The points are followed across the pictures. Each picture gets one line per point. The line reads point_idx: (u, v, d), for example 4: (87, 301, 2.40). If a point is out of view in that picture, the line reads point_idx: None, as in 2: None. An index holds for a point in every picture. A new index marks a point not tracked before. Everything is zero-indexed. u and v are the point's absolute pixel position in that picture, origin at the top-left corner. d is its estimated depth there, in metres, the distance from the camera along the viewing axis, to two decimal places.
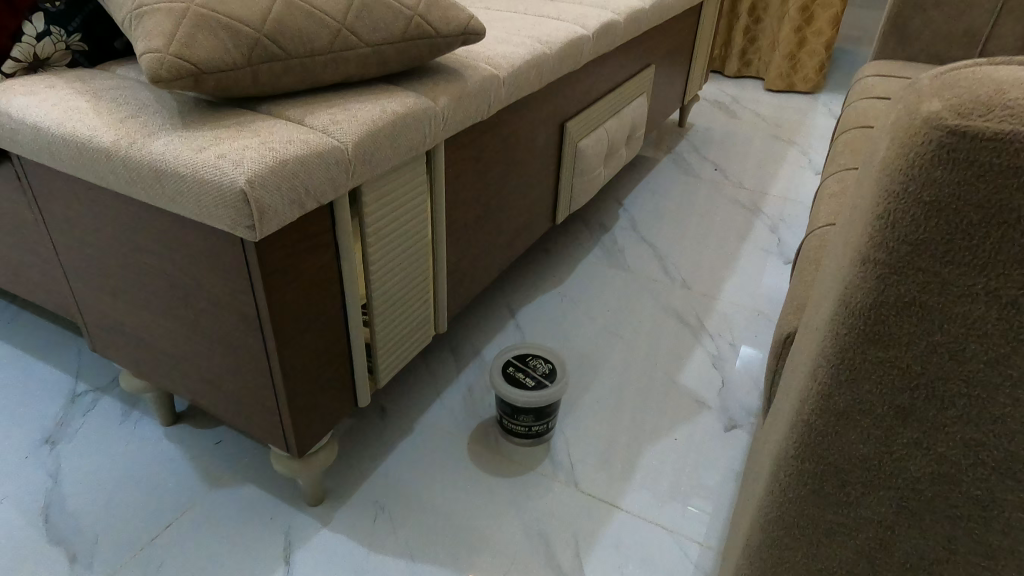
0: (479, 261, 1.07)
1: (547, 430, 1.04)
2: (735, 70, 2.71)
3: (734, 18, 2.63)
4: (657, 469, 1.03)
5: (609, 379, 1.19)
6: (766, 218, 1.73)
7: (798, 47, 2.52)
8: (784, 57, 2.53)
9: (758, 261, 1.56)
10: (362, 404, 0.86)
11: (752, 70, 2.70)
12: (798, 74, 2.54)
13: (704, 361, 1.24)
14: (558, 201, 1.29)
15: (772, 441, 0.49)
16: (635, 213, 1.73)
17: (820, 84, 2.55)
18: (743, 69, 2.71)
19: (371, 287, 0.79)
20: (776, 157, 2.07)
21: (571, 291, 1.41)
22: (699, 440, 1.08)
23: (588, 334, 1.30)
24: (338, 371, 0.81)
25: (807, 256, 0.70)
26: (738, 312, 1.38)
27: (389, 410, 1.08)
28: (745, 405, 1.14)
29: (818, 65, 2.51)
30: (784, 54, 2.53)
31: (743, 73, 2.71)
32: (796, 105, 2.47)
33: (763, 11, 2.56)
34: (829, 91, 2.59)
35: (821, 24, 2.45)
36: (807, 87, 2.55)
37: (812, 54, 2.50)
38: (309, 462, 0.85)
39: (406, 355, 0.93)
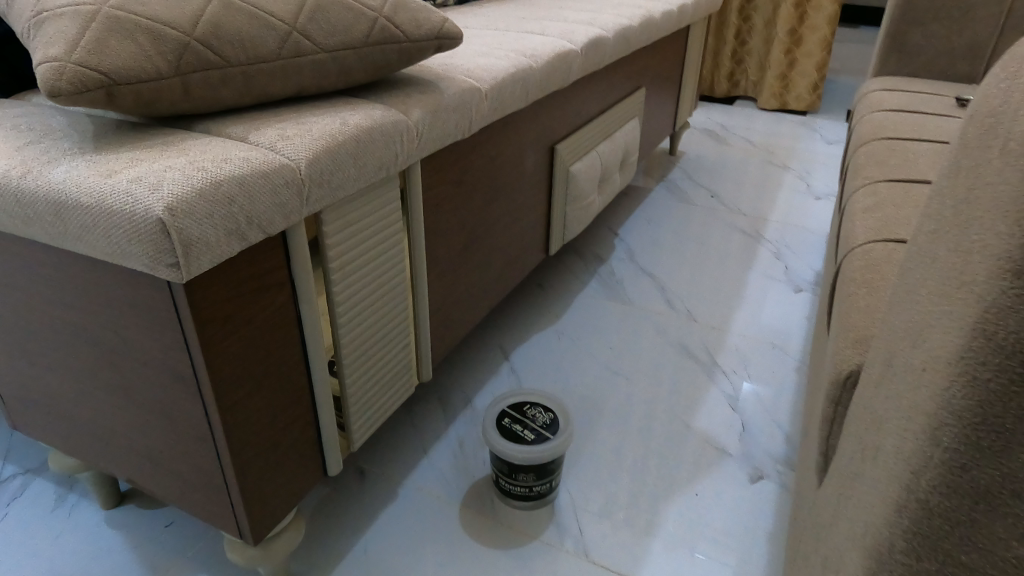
0: (465, 299, 0.95)
1: (551, 489, 0.91)
2: (724, 91, 2.67)
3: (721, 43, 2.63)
4: (677, 528, 0.90)
5: (618, 425, 1.07)
6: (770, 244, 1.64)
7: (789, 68, 2.50)
8: (777, 78, 2.51)
9: (767, 289, 1.45)
10: (335, 472, 0.73)
11: (740, 91, 2.68)
12: (791, 93, 2.52)
13: (719, 401, 1.12)
14: (551, 232, 1.18)
15: (859, 524, 0.36)
16: (632, 243, 1.63)
17: (813, 104, 2.51)
18: (731, 90, 2.68)
19: (339, 334, 0.67)
20: (773, 182, 1.99)
21: (568, 328, 1.30)
22: (723, 493, 0.95)
23: (590, 375, 1.18)
24: (302, 436, 0.68)
25: (854, 275, 0.59)
26: (751, 345, 1.26)
27: (368, 474, 0.95)
28: (770, 450, 1.02)
29: (810, 84, 2.47)
30: (776, 75, 2.50)
31: (732, 94, 2.69)
32: (789, 129, 2.41)
33: (750, 33, 2.56)
34: (821, 114, 2.55)
35: (810, 46, 2.43)
36: (802, 106, 2.51)
37: (803, 74, 2.47)
38: (271, 547, 0.72)
39: (386, 412, 0.80)
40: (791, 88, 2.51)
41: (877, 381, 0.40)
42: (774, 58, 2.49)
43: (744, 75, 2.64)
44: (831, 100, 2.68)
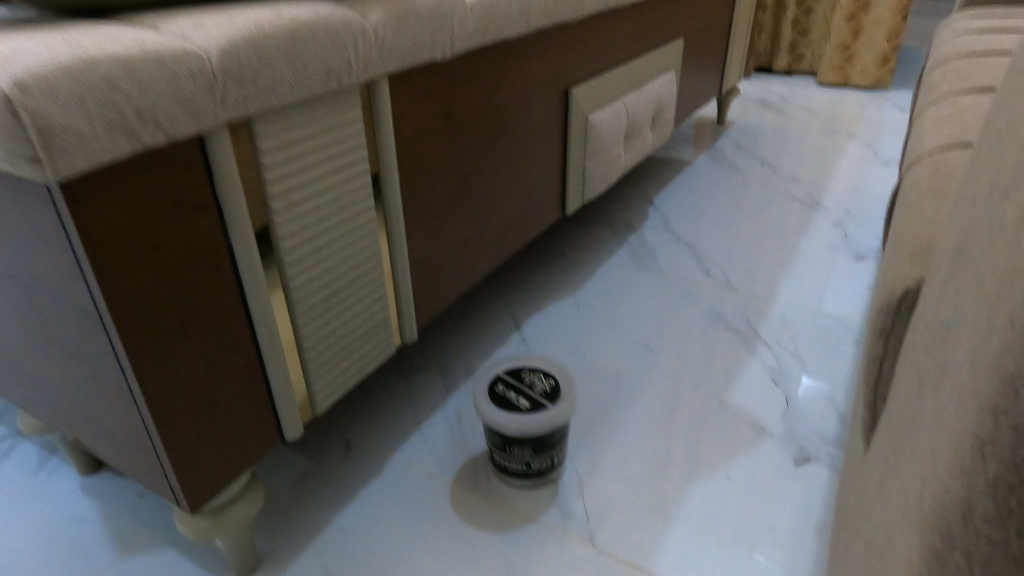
0: (460, 253, 0.85)
1: (552, 467, 0.79)
2: (785, 65, 2.48)
3: (781, 12, 2.42)
4: (703, 514, 0.77)
5: (640, 401, 0.94)
6: (827, 211, 1.47)
7: (854, 39, 2.26)
8: (838, 50, 2.28)
9: (822, 257, 1.29)
10: (292, 438, 0.65)
11: (804, 65, 2.47)
12: (855, 68, 2.28)
13: (760, 375, 0.97)
14: (567, 190, 1.07)
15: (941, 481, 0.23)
16: (668, 211, 1.49)
17: (883, 80, 2.26)
18: (794, 63, 2.47)
19: (286, 274, 0.58)
20: (833, 149, 1.80)
21: (590, 298, 1.17)
22: (760, 476, 0.81)
23: (611, 346, 1.06)
24: (245, 390, 0.59)
25: (920, 183, 0.45)
26: (801, 316, 1.11)
27: (354, 448, 0.85)
28: (820, 430, 0.87)
29: (879, 57, 2.23)
30: (838, 45, 2.28)
31: (795, 68, 2.48)
32: (854, 100, 2.18)
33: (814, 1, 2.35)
34: (895, 86, 2.31)
35: (879, 11, 2.19)
36: (867, 83, 2.28)
37: (870, 46, 2.24)
38: (219, 520, 0.61)
39: (359, 375, 0.72)
40: (855, 62, 2.27)
41: (947, 280, 0.27)
42: (837, 29, 2.27)
43: (807, 48, 2.43)
44: (903, 71, 2.43)
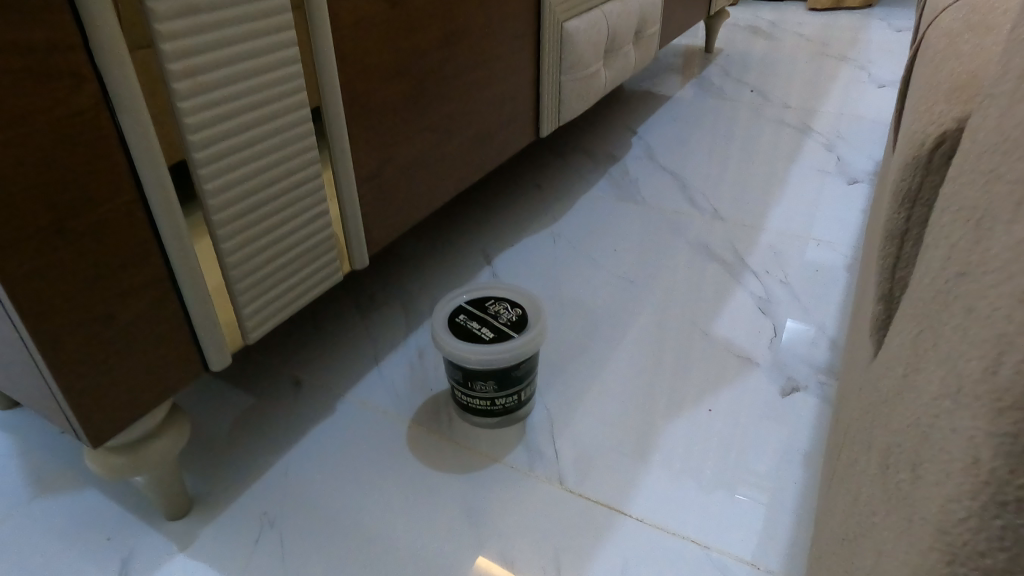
0: (418, 169, 0.76)
1: (519, 404, 0.73)
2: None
3: None
4: (683, 451, 0.71)
5: (618, 333, 0.88)
6: (819, 136, 1.39)
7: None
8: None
9: (813, 184, 1.22)
10: (218, 369, 0.57)
11: None
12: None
13: (747, 304, 0.92)
14: (541, 109, 0.98)
15: None
16: (651, 141, 1.40)
17: None
18: None
19: (197, 173, 0.49)
20: (825, 74, 1.71)
21: (566, 231, 1.09)
22: (744, 409, 0.75)
23: (588, 278, 0.99)
24: (156, 310, 0.51)
25: (950, 29, 0.36)
26: (790, 243, 1.05)
27: (304, 385, 0.78)
28: (808, 359, 0.82)
29: None
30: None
31: None
32: (847, 23, 2.08)
33: None
34: (887, 8, 2.21)
35: None
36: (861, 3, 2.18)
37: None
38: (138, 455, 0.55)
39: (298, 302, 0.64)
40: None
41: None
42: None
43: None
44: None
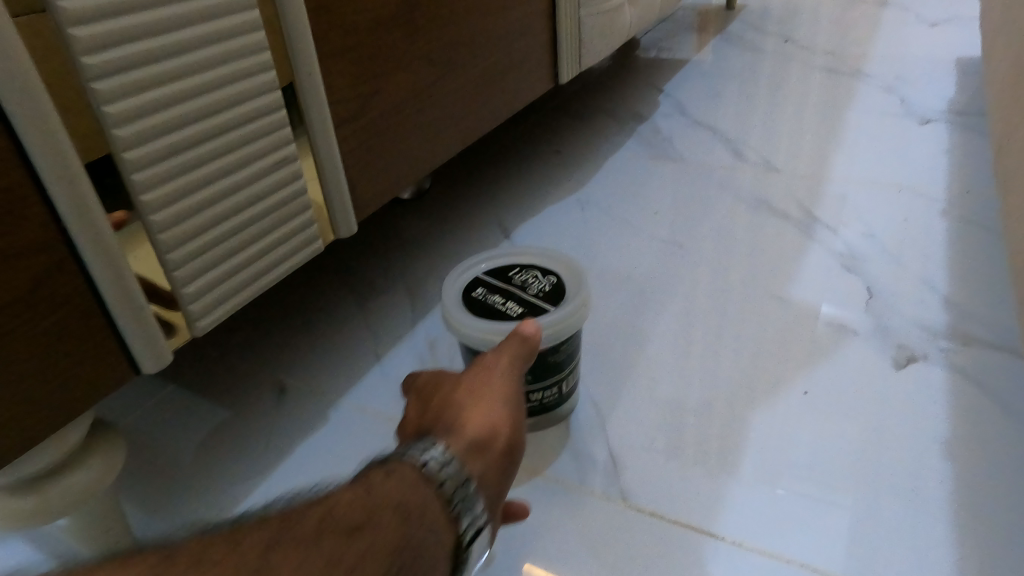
0: (414, 112, 0.60)
1: (559, 401, 0.57)
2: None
3: None
4: (780, 447, 0.55)
5: (673, 305, 0.72)
6: (874, 78, 1.22)
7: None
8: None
9: (878, 126, 1.05)
10: (150, 371, 0.42)
11: None
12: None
13: (829, 262, 0.76)
14: (558, 50, 0.82)
15: None
16: (682, 97, 1.24)
17: None
18: None
19: (90, 88, 0.34)
20: (866, 18, 1.53)
21: (597, 195, 0.94)
22: (850, 387, 0.60)
23: (629, 244, 0.83)
24: (49, 291, 0.36)
25: None
26: (865, 191, 0.88)
27: (291, 390, 0.63)
28: (920, 322, 0.66)
29: None
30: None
31: None
32: None
33: None
34: None
35: None
36: None
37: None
38: (44, 494, 0.40)
39: (263, 280, 0.49)
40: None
41: None
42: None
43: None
44: None
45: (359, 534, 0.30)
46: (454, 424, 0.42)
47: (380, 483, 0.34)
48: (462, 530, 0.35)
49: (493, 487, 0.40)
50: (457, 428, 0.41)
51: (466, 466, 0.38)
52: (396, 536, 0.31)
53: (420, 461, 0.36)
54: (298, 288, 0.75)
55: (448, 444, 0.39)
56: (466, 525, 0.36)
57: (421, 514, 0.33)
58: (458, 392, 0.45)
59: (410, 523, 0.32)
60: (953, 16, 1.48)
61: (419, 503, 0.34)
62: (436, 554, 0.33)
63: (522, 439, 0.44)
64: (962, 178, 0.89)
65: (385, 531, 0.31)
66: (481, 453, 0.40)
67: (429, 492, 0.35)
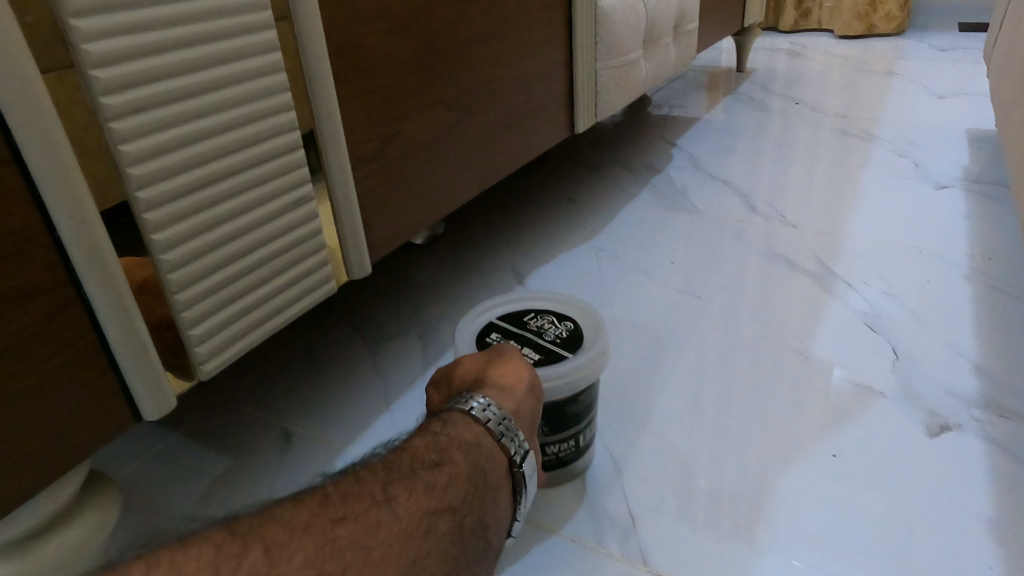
0: (430, 156, 0.60)
1: (577, 453, 0.54)
2: (792, 23, 2.13)
3: None
4: (811, 514, 0.52)
5: (691, 359, 0.70)
6: (886, 142, 1.22)
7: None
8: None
9: (893, 187, 1.05)
10: (152, 417, 0.40)
11: (812, 22, 2.14)
12: (879, 12, 1.97)
13: (851, 320, 0.74)
14: (574, 101, 0.83)
15: None
16: (694, 152, 1.24)
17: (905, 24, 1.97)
18: (801, 21, 2.14)
19: (108, 126, 0.34)
20: (874, 85, 1.56)
21: (610, 245, 0.93)
22: (880, 452, 0.57)
23: (645, 296, 0.81)
24: (49, 330, 0.34)
25: None
26: (884, 250, 0.87)
27: (296, 437, 0.60)
28: (951, 387, 0.63)
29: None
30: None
31: (801, 26, 2.15)
32: (882, 45, 1.89)
33: None
34: (922, 26, 2.04)
35: None
36: (891, 29, 1.98)
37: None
38: (36, 555, 0.37)
39: (273, 323, 0.47)
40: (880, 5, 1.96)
41: None
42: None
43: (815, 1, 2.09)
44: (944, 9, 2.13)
45: (440, 469, 0.36)
46: (481, 379, 0.45)
47: (439, 429, 0.40)
48: (518, 454, 0.41)
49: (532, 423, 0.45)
50: (486, 378, 0.45)
51: (504, 404, 0.43)
52: (465, 466, 0.38)
53: (467, 405, 0.41)
54: (306, 333, 0.74)
55: (483, 390, 0.44)
56: (517, 447, 0.41)
57: (478, 445, 0.39)
58: (475, 364, 0.47)
59: (475, 455, 0.39)
60: (962, 87, 1.49)
61: (474, 437, 0.40)
62: (496, 476, 0.39)
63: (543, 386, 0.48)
64: (983, 243, 0.88)
65: (459, 463, 0.37)
66: (517, 390, 0.44)
67: (480, 428, 0.41)
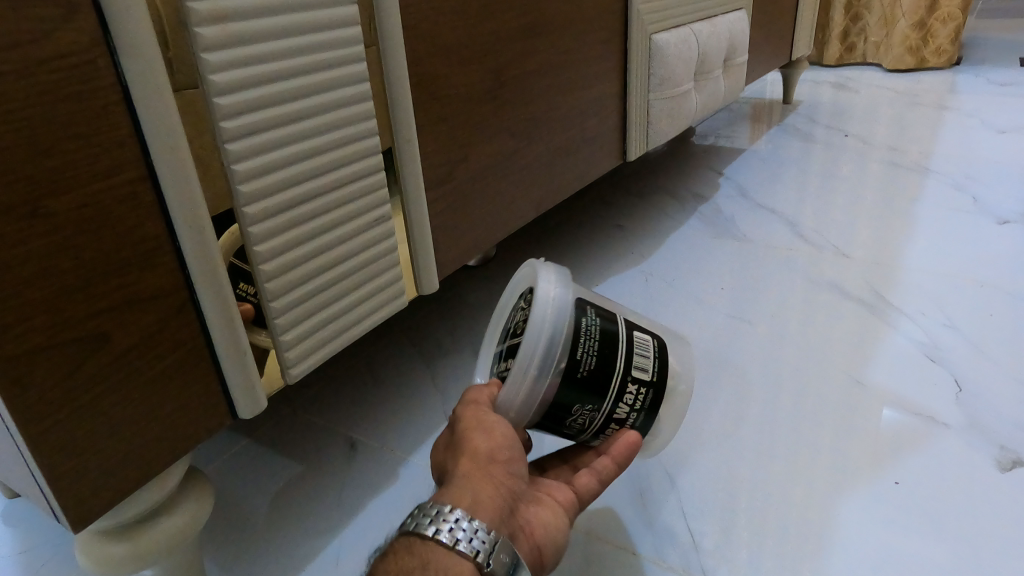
0: (494, 179, 0.63)
1: (649, 403, 0.50)
2: (837, 56, 2.14)
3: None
4: (875, 544, 0.52)
5: (744, 384, 0.70)
6: (940, 175, 1.21)
7: (930, 15, 1.97)
8: (913, 27, 1.96)
9: (948, 220, 1.04)
10: (246, 415, 0.43)
11: (859, 55, 2.14)
12: (929, 46, 1.96)
13: (909, 350, 0.73)
14: (626, 130, 0.86)
15: None
16: (741, 182, 1.25)
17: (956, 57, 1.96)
18: (847, 55, 2.15)
19: (224, 148, 0.38)
20: (926, 118, 1.55)
21: (660, 270, 0.94)
22: (945, 484, 0.57)
23: (697, 320, 0.82)
24: (167, 330, 0.38)
25: None
26: (942, 283, 0.86)
27: (361, 446, 0.63)
28: (1018, 421, 0.63)
29: (954, 31, 1.94)
30: (912, 23, 1.96)
31: (847, 60, 2.16)
32: (930, 77, 1.90)
33: None
34: (974, 60, 2.02)
35: None
36: (941, 62, 1.96)
37: (948, 19, 1.94)
38: (139, 538, 0.41)
39: (353, 332, 0.50)
40: (930, 40, 1.96)
41: None
42: (909, 4, 1.97)
43: (859, 34, 2.12)
44: (997, 43, 2.11)
45: None
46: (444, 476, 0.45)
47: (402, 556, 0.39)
48: (480, 555, 0.39)
49: (505, 500, 0.42)
50: (447, 478, 0.45)
51: (460, 500, 0.41)
52: None
53: (415, 525, 0.40)
54: (368, 349, 0.77)
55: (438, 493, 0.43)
56: (473, 548, 0.39)
57: (424, 567, 0.38)
58: (444, 459, 0.47)
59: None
60: (1019, 121, 1.47)
61: (423, 559, 0.39)
62: None
63: (516, 445, 0.46)
64: None
65: None
66: (469, 481, 0.43)
67: (432, 545, 0.39)
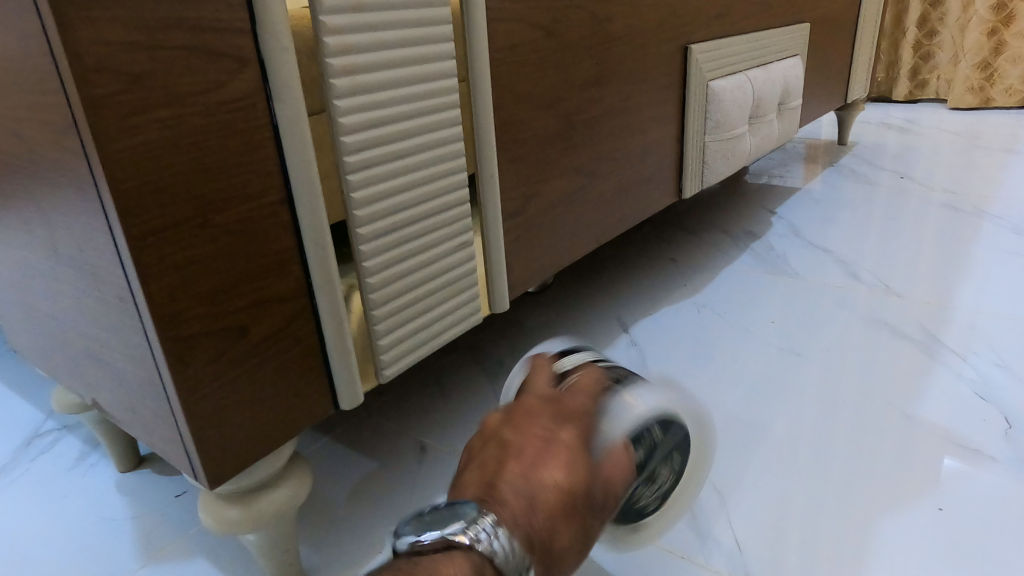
0: (562, 210, 0.70)
1: None
2: (905, 93, 2.16)
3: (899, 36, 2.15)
4: (913, 565, 0.55)
5: (793, 412, 0.74)
6: (999, 218, 1.22)
7: (994, 55, 1.96)
8: (976, 67, 1.97)
9: (1006, 262, 1.05)
10: (346, 406, 0.50)
11: (927, 93, 2.15)
12: (998, 85, 1.96)
13: (958, 387, 0.75)
14: (683, 168, 0.91)
15: None
16: (794, 220, 1.28)
17: None
18: (916, 91, 2.16)
19: (346, 177, 0.45)
20: (989, 162, 1.54)
21: (713, 301, 0.98)
22: (987, 514, 0.59)
23: (747, 350, 0.86)
24: (291, 329, 0.45)
25: None
26: (997, 323, 0.88)
27: (431, 449, 0.69)
28: None
29: None
30: (975, 64, 1.96)
31: (917, 96, 2.17)
32: (999, 118, 1.89)
33: (938, 23, 2.07)
34: None
35: None
36: (1012, 101, 1.96)
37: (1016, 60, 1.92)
38: (253, 505, 0.48)
39: (437, 342, 0.57)
40: (998, 79, 1.95)
41: None
42: (972, 45, 1.96)
43: (930, 71, 2.12)
44: None
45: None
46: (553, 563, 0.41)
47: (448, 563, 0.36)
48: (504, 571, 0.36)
49: None
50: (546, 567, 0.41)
51: None
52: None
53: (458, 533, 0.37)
54: (437, 362, 0.84)
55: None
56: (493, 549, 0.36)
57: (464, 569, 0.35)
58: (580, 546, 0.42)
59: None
60: None
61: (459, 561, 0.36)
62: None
63: None
64: None
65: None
66: None
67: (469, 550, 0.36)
